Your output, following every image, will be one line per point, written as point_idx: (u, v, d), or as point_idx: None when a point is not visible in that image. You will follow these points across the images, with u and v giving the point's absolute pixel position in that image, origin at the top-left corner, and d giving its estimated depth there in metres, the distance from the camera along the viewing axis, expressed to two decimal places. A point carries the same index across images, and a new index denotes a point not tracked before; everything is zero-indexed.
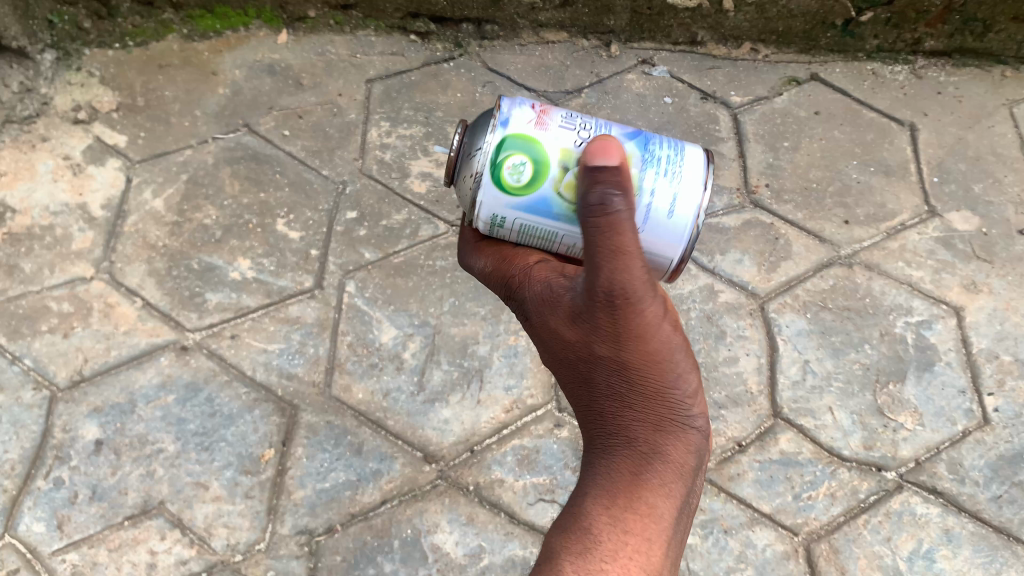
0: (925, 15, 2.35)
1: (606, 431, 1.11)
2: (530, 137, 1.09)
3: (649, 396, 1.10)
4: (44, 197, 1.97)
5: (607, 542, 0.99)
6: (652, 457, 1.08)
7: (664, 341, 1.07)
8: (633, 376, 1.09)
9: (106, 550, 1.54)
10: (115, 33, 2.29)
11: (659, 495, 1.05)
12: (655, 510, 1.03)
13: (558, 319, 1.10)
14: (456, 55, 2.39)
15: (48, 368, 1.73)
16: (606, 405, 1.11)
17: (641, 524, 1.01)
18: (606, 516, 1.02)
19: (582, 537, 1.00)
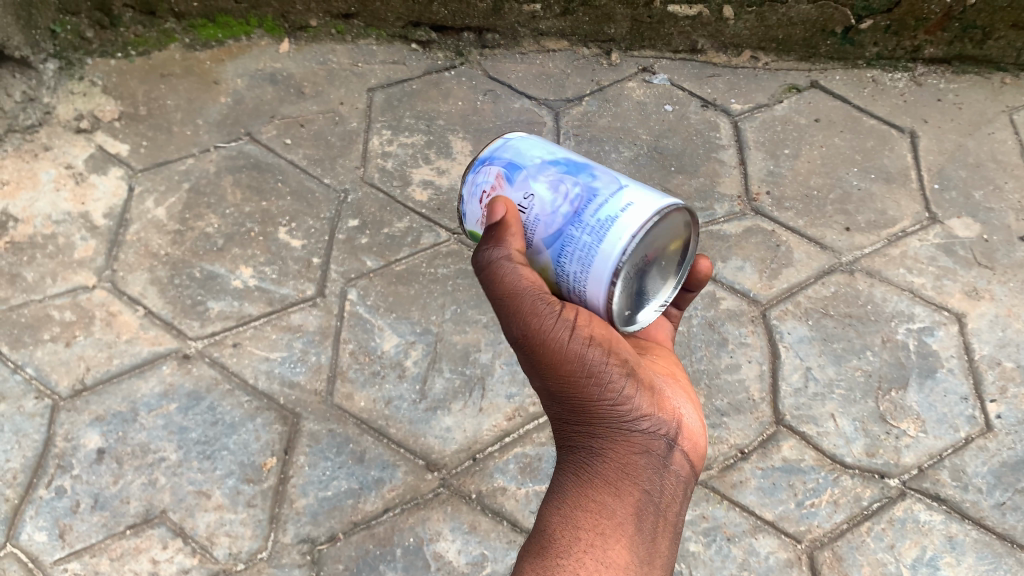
0: (924, 22, 2.36)
1: (560, 445, 1.22)
2: (478, 235, 1.25)
3: (581, 413, 1.17)
4: (45, 206, 1.97)
5: (560, 542, 1.09)
6: (595, 462, 1.17)
7: (581, 361, 1.12)
8: (565, 395, 1.16)
9: (108, 559, 1.54)
10: (117, 43, 2.31)
11: (603, 497, 1.13)
12: (604, 507, 1.12)
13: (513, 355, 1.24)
14: (457, 64, 2.40)
15: (50, 377, 1.73)
16: (554, 423, 1.21)
17: (592, 521, 1.11)
18: (559, 517, 1.12)
19: (539, 538, 1.12)
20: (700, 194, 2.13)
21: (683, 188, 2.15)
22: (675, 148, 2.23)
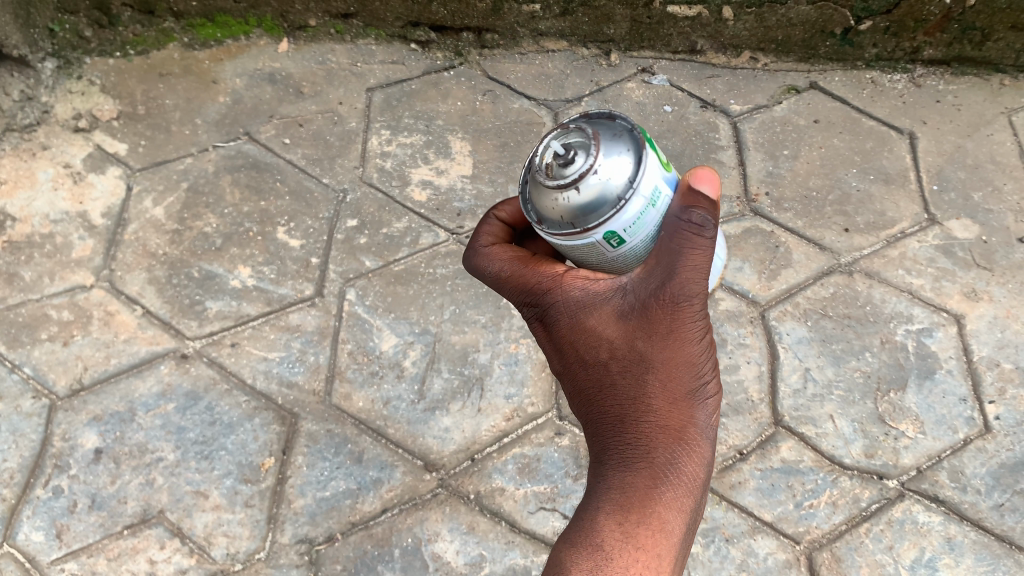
0: (924, 23, 2.36)
1: (621, 436, 1.14)
2: None
3: (668, 406, 1.12)
4: (43, 205, 1.97)
5: (619, 557, 1.05)
6: (664, 466, 1.11)
7: (696, 353, 1.10)
8: (663, 384, 1.11)
9: (105, 560, 1.54)
10: (116, 42, 2.30)
11: (667, 507, 1.09)
12: (666, 525, 1.08)
13: (593, 323, 1.13)
14: (456, 64, 2.40)
15: (48, 376, 1.72)
16: (628, 414, 1.13)
17: (653, 539, 1.06)
18: (618, 532, 1.07)
19: (595, 549, 1.06)
20: None
21: None
22: (674, 149, 2.23)
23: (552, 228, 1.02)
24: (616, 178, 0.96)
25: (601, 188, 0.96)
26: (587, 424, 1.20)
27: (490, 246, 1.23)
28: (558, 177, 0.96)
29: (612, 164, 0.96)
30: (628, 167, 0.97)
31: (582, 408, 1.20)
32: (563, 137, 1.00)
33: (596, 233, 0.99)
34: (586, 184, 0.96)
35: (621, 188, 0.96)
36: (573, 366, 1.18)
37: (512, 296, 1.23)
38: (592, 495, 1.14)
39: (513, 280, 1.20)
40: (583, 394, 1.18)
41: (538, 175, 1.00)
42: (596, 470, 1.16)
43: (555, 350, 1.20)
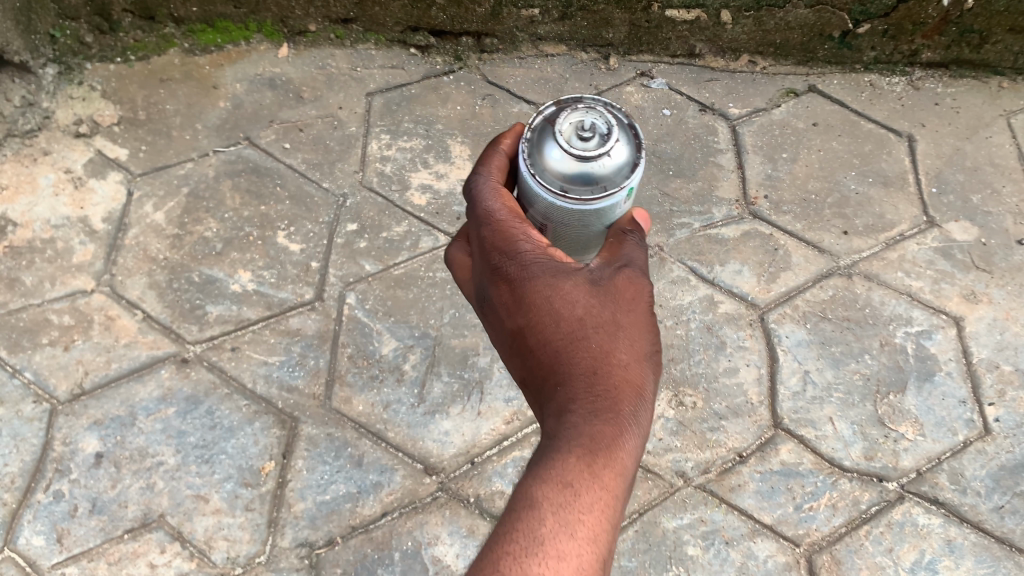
0: (922, 26, 2.36)
1: (592, 382, 0.97)
2: None
3: (638, 362, 1.00)
4: (44, 210, 1.97)
5: (584, 498, 0.91)
6: (632, 419, 0.96)
7: (650, 319, 1.04)
8: (628, 340, 1.00)
9: (106, 564, 1.54)
10: (117, 48, 2.30)
11: (630, 458, 0.95)
12: (624, 478, 0.94)
13: (558, 286, 1.03)
14: (455, 69, 2.41)
15: (48, 382, 1.73)
16: (598, 363, 0.98)
17: (614, 489, 0.93)
18: (586, 478, 0.91)
19: (559, 488, 0.91)
20: (698, 198, 2.15)
21: (682, 192, 2.16)
22: (672, 152, 2.24)
23: (586, 197, 1.02)
24: (623, 128, 1.02)
25: (623, 142, 1.01)
26: (536, 379, 1.03)
27: (494, 185, 1.12)
28: (583, 150, 0.98)
29: (627, 132, 1.03)
30: (634, 134, 1.04)
31: (535, 361, 1.03)
32: (555, 118, 1.01)
33: (623, 188, 1.04)
34: (614, 146, 0.99)
35: (636, 151, 1.03)
36: (538, 316, 1.02)
37: (485, 237, 1.10)
38: (547, 441, 0.96)
39: (501, 221, 1.09)
40: (543, 345, 1.01)
41: (552, 149, 1.00)
42: (553, 419, 0.97)
43: (515, 303, 1.05)
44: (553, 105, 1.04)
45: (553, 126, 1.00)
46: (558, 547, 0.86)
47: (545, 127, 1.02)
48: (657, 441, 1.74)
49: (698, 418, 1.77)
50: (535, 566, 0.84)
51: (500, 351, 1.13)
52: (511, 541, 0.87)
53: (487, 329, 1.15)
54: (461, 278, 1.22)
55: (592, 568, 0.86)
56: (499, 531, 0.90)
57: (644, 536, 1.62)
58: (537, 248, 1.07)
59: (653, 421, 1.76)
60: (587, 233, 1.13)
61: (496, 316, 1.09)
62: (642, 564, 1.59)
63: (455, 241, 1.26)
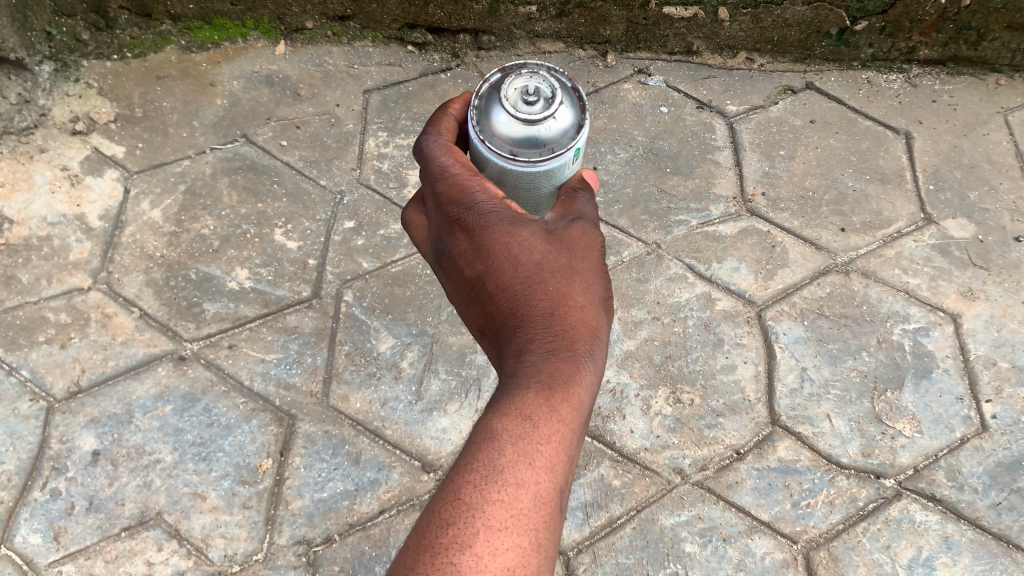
0: (919, 24, 2.36)
1: (549, 323, 0.97)
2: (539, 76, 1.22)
3: (592, 304, 1.00)
4: (41, 208, 1.97)
5: (544, 429, 0.88)
6: (588, 357, 0.95)
7: (603, 268, 1.04)
8: (582, 285, 1.00)
9: (103, 562, 1.53)
10: (113, 45, 2.29)
11: (587, 393, 0.93)
12: (582, 414, 0.92)
13: (515, 233, 1.02)
14: (453, 66, 2.41)
15: (45, 380, 1.72)
16: (554, 306, 0.98)
17: (573, 423, 0.90)
18: (544, 410, 0.89)
19: (517, 419, 0.88)
20: (695, 195, 2.15)
21: (679, 189, 2.16)
22: (670, 149, 2.24)
23: (536, 159, 1.05)
24: (566, 92, 1.06)
25: (567, 106, 1.04)
26: (494, 324, 1.02)
27: (444, 142, 1.09)
28: (529, 114, 1.01)
29: (570, 97, 1.06)
30: (576, 99, 1.07)
31: (493, 307, 1.02)
32: (502, 85, 1.04)
33: (570, 149, 1.07)
34: (559, 109, 1.03)
35: (580, 115, 1.07)
36: (496, 262, 1.02)
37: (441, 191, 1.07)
38: (505, 380, 0.95)
39: (455, 175, 1.07)
40: (502, 289, 1.01)
41: (502, 115, 1.03)
42: (511, 358, 0.96)
43: (473, 251, 1.04)
44: (495, 77, 1.06)
45: (499, 92, 1.02)
46: (517, 474, 0.84)
47: (492, 93, 1.05)
48: (654, 438, 1.74)
49: (695, 415, 1.77)
50: (494, 492, 0.82)
51: (459, 305, 1.12)
52: (470, 471, 0.84)
53: (446, 282, 1.14)
54: (419, 240, 1.21)
55: (550, 495, 0.84)
56: (455, 464, 0.87)
57: (641, 533, 1.62)
58: (492, 198, 1.05)
59: (651, 418, 1.76)
60: (538, 194, 1.15)
61: (454, 266, 1.08)
62: (640, 560, 1.59)
63: (410, 205, 1.23)
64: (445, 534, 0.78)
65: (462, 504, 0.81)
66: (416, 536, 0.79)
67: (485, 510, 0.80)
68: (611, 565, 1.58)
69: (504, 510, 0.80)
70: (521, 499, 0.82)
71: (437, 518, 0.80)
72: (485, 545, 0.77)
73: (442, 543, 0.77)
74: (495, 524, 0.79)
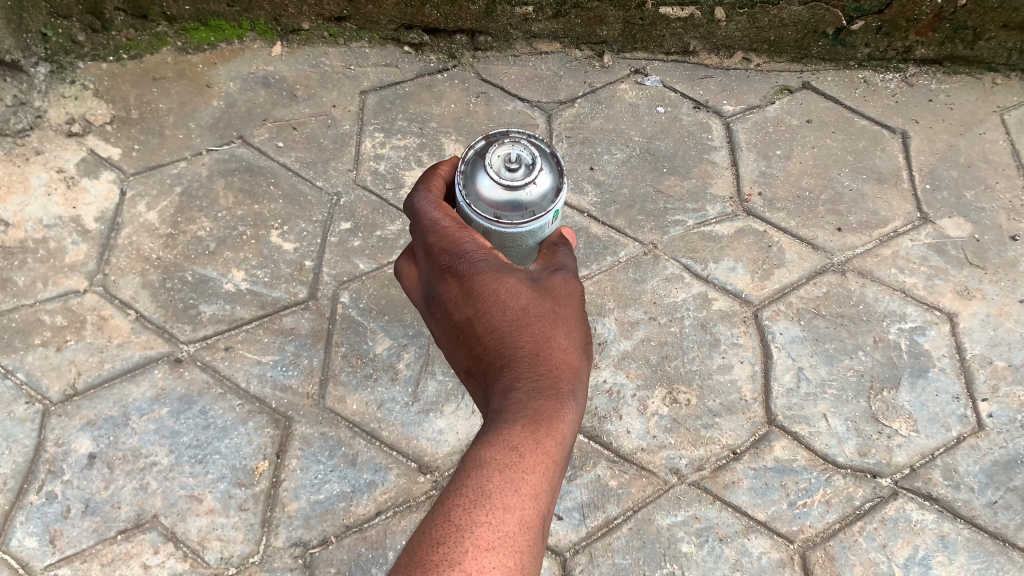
0: (915, 23, 2.36)
1: (534, 363, 0.97)
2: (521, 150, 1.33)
3: (575, 348, 1.01)
4: (37, 210, 1.97)
5: (529, 460, 0.87)
6: (572, 397, 0.95)
7: (584, 318, 1.06)
8: (565, 329, 1.02)
9: (99, 565, 1.53)
10: (109, 46, 2.29)
11: (570, 431, 0.93)
12: (566, 451, 0.92)
13: (502, 279, 1.03)
14: (449, 67, 2.41)
15: (41, 382, 1.72)
16: (540, 347, 0.98)
17: (557, 458, 0.90)
18: (530, 442, 0.88)
19: (503, 449, 0.87)
20: (692, 195, 2.15)
21: (676, 189, 2.16)
22: (667, 149, 2.24)
23: (518, 221, 1.10)
24: (546, 159, 1.11)
25: (546, 172, 1.09)
26: (481, 364, 1.02)
27: (434, 199, 1.11)
28: (511, 181, 1.06)
29: (548, 164, 1.11)
30: (554, 167, 1.12)
31: (480, 348, 1.02)
32: (485, 151, 1.08)
33: (549, 212, 1.12)
34: (539, 175, 1.08)
35: (557, 181, 1.12)
36: (485, 306, 1.02)
37: (430, 239, 1.08)
38: (491, 417, 0.94)
39: (445, 227, 1.08)
40: (490, 332, 1.01)
41: (484, 181, 1.07)
42: (497, 395, 0.96)
43: (463, 295, 1.05)
44: (477, 145, 1.10)
45: (483, 159, 1.07)
46: (504, 499, 0.83)
47: (476, 159, 1.09)
48: (651, 438, 1.74)
49: (692, 415, 1.77)
50: (483, 514, 0.81)
51: (446, 349, 1.12)
52: (458, 496, 0.84)
53: (434, 327, 1.14)
54: (410, 288, 1.22)
55: (534, 523, 0.83)
56: (443, 491, 0.86)
57: (638, 534, 1.62)
58: (481, 248, 1.06)
59: (647, 418, 1.76)
60: (521, 249, 1.19)
61: (443, 311, 1.08)
62: (637, 561, 1.59)
63: (402, 257, 1.25)
64: (436, 552, 0.77)
65: (451, 525, 0.80)
66: (408, 554, 0.78)
67: (473, 530, 0.79)
68: (608, 566, 1.58)
69: (492, 532, 0.80)
70: (507, 522, 0.81)
71: (427, 537, 0.79)
72: (474, 562, 0.76)
73: (433, 559, 0.76)
74: (483, 544, 0.78)
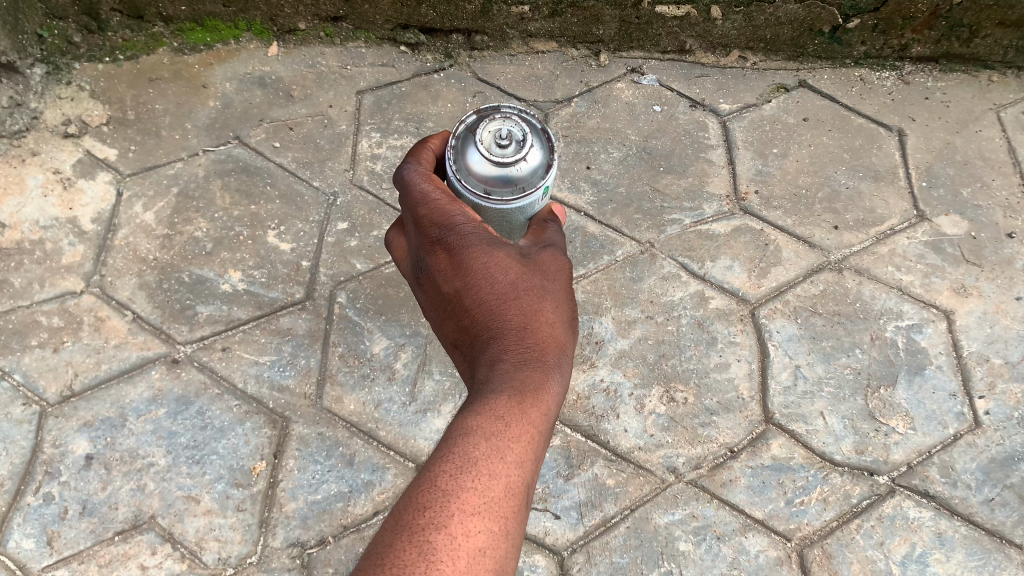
0: (911, 21, 2.37)
1: (522, 338, 0.98)
2: None
3: (562, 324, 1.02)
4: (33, 211, 1.96)
5: (515, 429, 0.88)
6: (557, 370, 0.96)
7: (570, 296, 1.08)
8: (552, 305, 1.03)
9: (97, 566, 1.53)
10: (105, 47, 2.29)
11: (555, 403, 0.94)
12: (550, 422, 0.93)
13: (492, 254, 1.03)
14: (445, 66, 2.41)
15: (38, 384, 1.72)
16: (528, 321, 0.99)
17: (542, 429, 0.91)
18: (517, 412, 0.89)
19: (489, 419, 0.88)
20: (689, 194, 2.15)
21: (672, 188, 2.16)
22: (664, 148, 2.24)
23: (508, 198, 1.10)
24: (537, 134, 1.10)
25: (537, 148, 1.09)
26: (468, 336, 1.02)
27: (424, 172, 1.11)
28: (502, 156, 1.06)
29: (540, 139, 1.11)
30: (546, 143, 1.12)
31: (468, 321, 1.03)
32: (476, 126, 1.08)
33: (539, 188, 1.12)
34: (530, 151, 1.07)
35: (548, 157, 1.12)
36: (474, 280, 1.03)
37: (422, 209, 1.08)
38: (476, 387, 0.95)
39: (436, 201, 1.07)
40: (478, 305, 1.02)
41: (475, 158, 1.08)
42: (484, 366, 0.96)
43: (452, 268, 1.04)
44: (470, 121, 1.10)
45: (474, 135, 1.07)
46: (490, 466, 0.84)
47: (467, 135, 1.09)
48: (648, 437, 1.74)
49: (689, 413, 1.77)
50: (469, 480, 0.82)
51: (432, 321, 1.12)
52: (444, 463, 0.84)
53: (421, 299, 1.14)
54: (398, 260, 1.21)
55: (520, 490, 0.84)
56: (430, 456, 0.87)
57: (636, 532, 1.62)
58: (472, 222, 1.06)
59: (645, 417, 1.77)
60: (511, 225, 1.19)
61: (432, 282, 1.08)
62: (634, 560, 1.59)
63: (391, 228, 1.24)
64: (422, 515, 0.78)
65: (438, 491, 0.81)
66: (394, 518, 0.79)
67: (459, 495, 0.80)
68: (606, 564, 1.58)
69: (478, 498, 0.80)
70: (493, 489, 0.82)
71: (413, 501, 0.80)
72: (460, 526, 0.77)
73: (419, 523, 0.77)
74: (469, 508, 0.79)
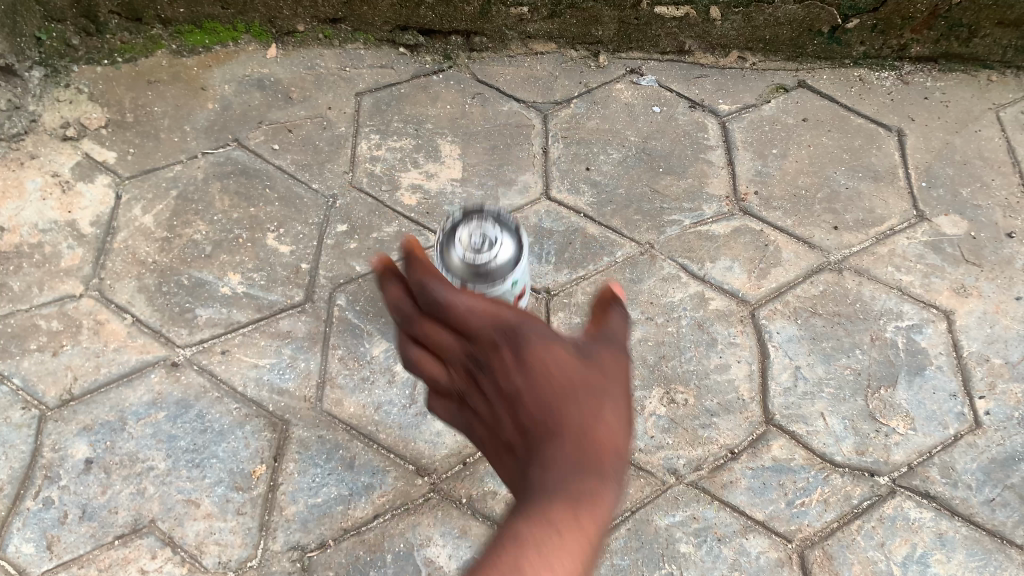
0: (910, 21, 2.37)
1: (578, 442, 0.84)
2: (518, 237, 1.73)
3: (622, 428, 0.88)
4: (32, 215, 1.96)
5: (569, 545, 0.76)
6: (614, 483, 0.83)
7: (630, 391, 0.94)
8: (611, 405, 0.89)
9: (96, 570, 1.52)
10: (103, 50, 2.29)
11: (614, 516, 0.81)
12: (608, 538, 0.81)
13: (547, 349, 0.89)
14: (444, 68, 2.41)
15: (37, 388, 1.72)
16: (585, 422, 0.86)
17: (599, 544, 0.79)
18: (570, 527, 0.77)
19: (543, 531, 0.76)
20: (688, 194, 2.15)
21: (672, 189, 2.16)
22: (663, 149, 2.24)
23: (483, 289, 1.26)
24: (508, 234, 1.28)
25: (507, 246, 1.26)
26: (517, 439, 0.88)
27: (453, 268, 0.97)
28: (477, 255, 1.23)
29: (510, 237, 1.28)
30: (516, 240, 1.30)
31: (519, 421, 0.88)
32: (456, 229, 1.26)
33: (509, 280, 1.28)
34: (501, 249, 1.24)
35: (517, 253, 1.29)
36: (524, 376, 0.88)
37: (474, 305, 0.94)
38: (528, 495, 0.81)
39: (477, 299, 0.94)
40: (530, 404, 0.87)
41: (454, 255, 1.24)
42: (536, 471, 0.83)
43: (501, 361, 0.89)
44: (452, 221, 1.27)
45: (455, 236, 1.24)
46: None
47: (448, 235, 1.26)
48: (648, 439, 1.74)
49: (689, 415, 1.77)
50: None
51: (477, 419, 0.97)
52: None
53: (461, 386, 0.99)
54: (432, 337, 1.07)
55: None
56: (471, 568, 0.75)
57: (636, 534, 1.62)
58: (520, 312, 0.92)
59: (645, 418, 1.76)
60: None
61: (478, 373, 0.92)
62: (635, 562, 1.59)
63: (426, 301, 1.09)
64: None
65: None
66: None
67: None
68: (606, 567, 1.58)
69: None
70: None
71: None
72: None
73: None
74: None
